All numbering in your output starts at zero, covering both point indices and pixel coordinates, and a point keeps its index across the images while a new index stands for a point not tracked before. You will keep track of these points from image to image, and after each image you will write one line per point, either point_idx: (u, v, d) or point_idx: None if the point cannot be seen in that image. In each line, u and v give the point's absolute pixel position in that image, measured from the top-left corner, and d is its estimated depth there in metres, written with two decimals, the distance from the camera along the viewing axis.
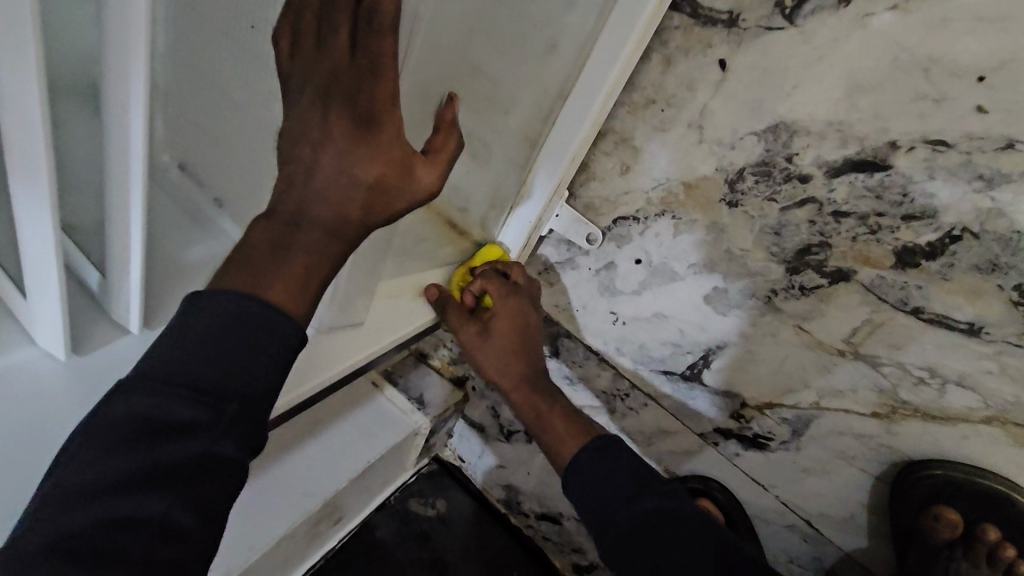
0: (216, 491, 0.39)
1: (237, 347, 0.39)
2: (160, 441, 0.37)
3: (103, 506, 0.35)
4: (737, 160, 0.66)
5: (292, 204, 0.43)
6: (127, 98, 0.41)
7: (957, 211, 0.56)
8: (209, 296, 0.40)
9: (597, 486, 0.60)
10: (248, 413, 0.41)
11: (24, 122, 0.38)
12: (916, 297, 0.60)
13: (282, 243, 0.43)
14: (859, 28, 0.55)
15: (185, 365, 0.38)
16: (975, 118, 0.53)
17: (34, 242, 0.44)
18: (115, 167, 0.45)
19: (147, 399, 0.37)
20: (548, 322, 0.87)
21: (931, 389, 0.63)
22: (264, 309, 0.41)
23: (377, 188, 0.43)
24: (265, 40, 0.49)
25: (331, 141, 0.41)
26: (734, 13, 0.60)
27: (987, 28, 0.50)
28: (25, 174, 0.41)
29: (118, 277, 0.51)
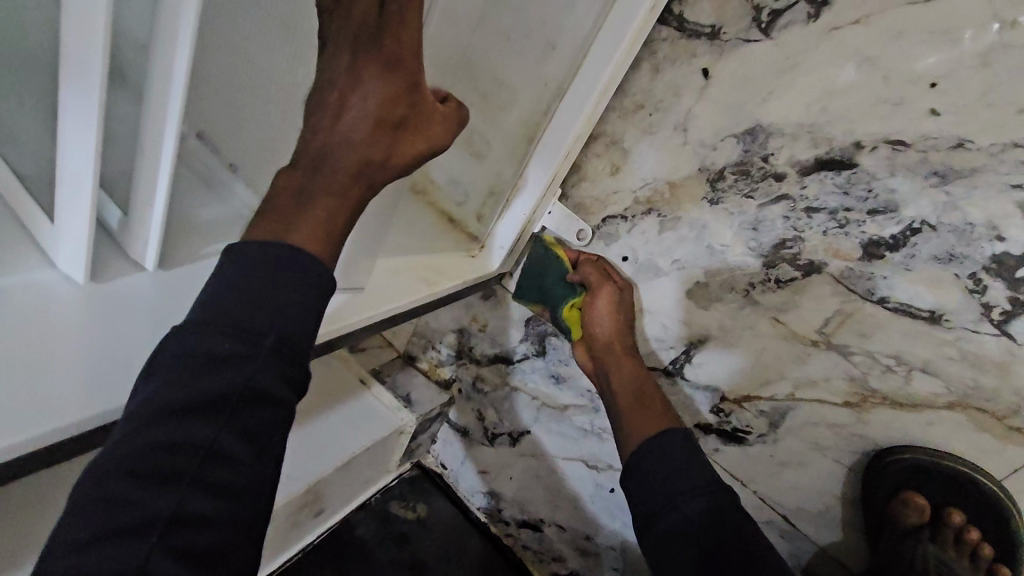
0: (261, 422, 0.41)
1: (274, 289, 0.42)
2: (206, 373, 0.39)
3: (159, 433, 0.38)
4: (718, 160, 0.71)
5: (317, 151, 0.46)
6: (173, 37, 0.44)
7: (916, 205, 0.61)
8: (247, 245, 0.43)
9: (655, 487, 0.64)
10: (284, 350, 0.42)
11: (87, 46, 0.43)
12: (883, 287, 0.65)
13: (303, 189, 0.45)
14: (826, 40, 0.62)
15: (229, 304, 0.41)
16: (929, 120, 0.59)
17: (74, 172, 0.49)
18: (153, 103, 0.48)
19: (197, 338, 0.40)
20: (537, 320, 0.91)
21: (899, 376, 0.66)
22: (296, 257, 0.43)
23: (398, 130, 0.48)
24: (298, 9, 0.54)
25: (358, 85, 0.44)
26: (716, 27, 0.67)
27: (936, 42, 0.57)
28: (78, 99, 0.46)
29: (141, 220, 0.55)
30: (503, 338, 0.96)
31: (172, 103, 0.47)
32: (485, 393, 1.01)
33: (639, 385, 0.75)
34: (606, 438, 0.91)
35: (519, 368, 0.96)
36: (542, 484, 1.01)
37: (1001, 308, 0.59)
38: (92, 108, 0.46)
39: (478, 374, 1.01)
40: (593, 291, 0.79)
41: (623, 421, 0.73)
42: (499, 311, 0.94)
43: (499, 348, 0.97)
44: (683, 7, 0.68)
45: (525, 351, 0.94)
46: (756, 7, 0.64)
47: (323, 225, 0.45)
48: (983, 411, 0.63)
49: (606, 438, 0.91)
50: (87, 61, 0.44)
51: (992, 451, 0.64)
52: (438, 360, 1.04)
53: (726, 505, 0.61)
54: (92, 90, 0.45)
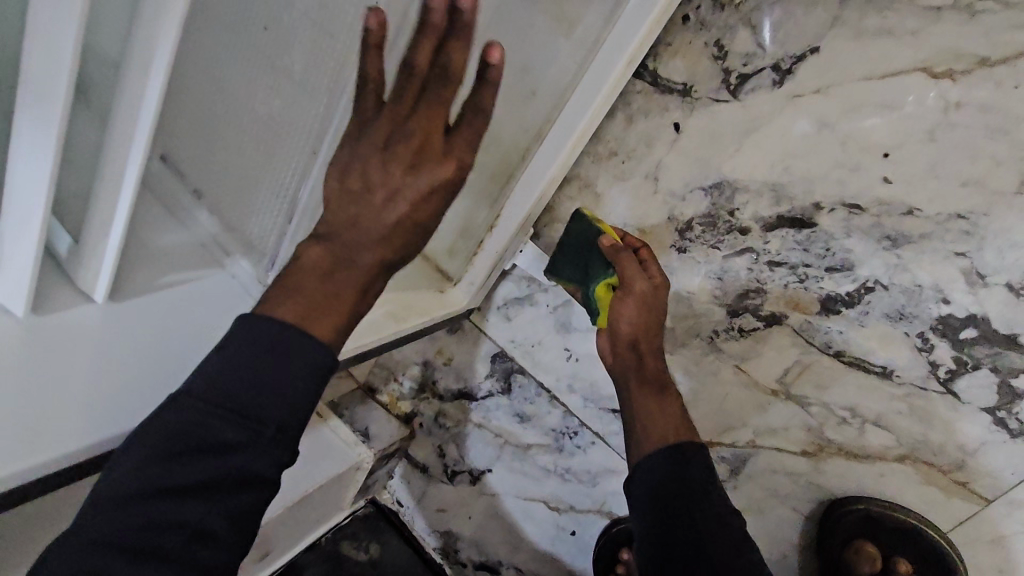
0: (251, 505, 0.40)
1: (278, 372, 0.40)
2: (201, 456, 0.38)
3: (141, 511, 0.37)
4: (687, 211, 0.73)
5: (345, 245, 0.44)
6: (145, 73, 0.43)
7: (869, 265, 0.65)
8: (253, 322, 0.41)
9: (662, 498, 0.56)
10: (285, 440, 0.40)
11: (49, 77, 0.41)
12: (839, 341, 0.67)
13: (333, 277, 0.44)
14: (789, 106, 0.65)
15: (231, 387, 0.39)
16: (881, 186, 0.63)
17: (23, 196, 0.47)
18: (118, 134, 0.47)
19: (194, 417, 0.38)
20: (504, 356, 0.91)
21: (852, 428, 0.69)
22: (305, 341, 0.41)
23: (426, 235, 0.48)
24: (280, 42, 0.53)
25: (414, 189, 0.44)
26: (688, 85, 0.69)
27: (889, 115, 0.61)
28: (32, 128, 0.44)
29: (93, 250, 0.53)
30: (468, 372, 0.94)
31: (140, 132, 0.46)
32: (448, 429, 0.99)
33: (661, 386, 0.65)
34: (569, 479, 0.90)
35: (482, 405, 0.94)
36: (502, 525, 0.98)
37: (946, 367, 0.64)
38: (51, 135, 0.43)
39: (441, 409, 0.98)
40: (625, 286, 0.68)
41: (636, 425, 0.63)
42: (466, 345, 0.93)
43: (464, 383, 0.95)
44: (657, 64, 0.70)
45: (490, 388, 0.93)
46: (725, 69, 0.67)
47: (339, 323, 0.43)
48: (930, 464, 0.67)
49: (567, 479, 0.91)
50: (48, 90, 0.42)
51: (937, 502, 0.67)
52: (400, 393, 1.01)
53: (729, 523, 0.55)
54: (51, 118, 0.43)
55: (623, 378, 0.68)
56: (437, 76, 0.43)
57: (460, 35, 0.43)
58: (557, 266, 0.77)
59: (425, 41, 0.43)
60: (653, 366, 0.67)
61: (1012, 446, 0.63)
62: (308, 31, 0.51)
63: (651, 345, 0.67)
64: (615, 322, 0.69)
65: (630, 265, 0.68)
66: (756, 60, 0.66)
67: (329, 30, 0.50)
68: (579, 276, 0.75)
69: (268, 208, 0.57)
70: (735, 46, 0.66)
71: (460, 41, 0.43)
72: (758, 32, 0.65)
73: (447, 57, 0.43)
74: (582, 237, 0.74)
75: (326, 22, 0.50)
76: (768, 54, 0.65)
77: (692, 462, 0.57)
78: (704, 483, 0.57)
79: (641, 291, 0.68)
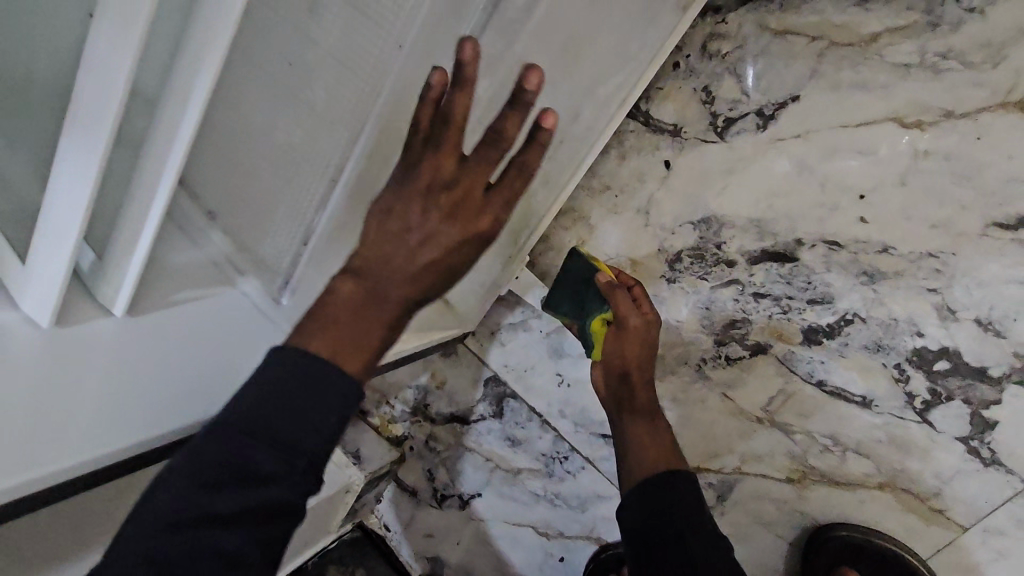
0: (280, 531, 0.43)
1: (311, 410, 0.43)
2: (236, 483, 0.41)
3: (180, 536, 0.40)
4: (676, 243, 0.76)
5: (375, 283, 0.47)
6: (187, 101, 0.46)
7: (848, 298, 0.68)
8: (295, 357, 0.44)
9: (658, 519, 0.58)
10: (316, 471, 0.43)
11: (100, 99, 0.44)
12: (820, 371, 0.71)
13: (361, 314, 0.46)
14: (771, 148, 0.69)
15: (267, 420, 0.42)
16: (858, 226, 0.67)
17: (57, 214, 0.49)
18: (155, 155, 0.49)
19: (232, 447, 0.41)
20: (496, 381, 0.92)
21: (835, 456, 0.72)
22: (343, 378, 0.44)
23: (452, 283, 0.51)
24: (303, 78, 0.56)
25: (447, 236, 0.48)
26: (678, 126, 0.74)
27: (863, 160, 0.66)
28: (76, 147, 0.46)
29: (116, 265, 0.54)
30: (461, 396, 0.95)
31: (174, 158, 0.48)
32: (438, 452, 0.99)
33: (651, 415, 0.67)
34: (558, 504, 0.91)
35: (474, 429, 0.95)
36: (491, 551, 0.98)
37: (922, 398, 0.67)
38: (94, 156, 0.46)
39: (432, 432, 0.99)
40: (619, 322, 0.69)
41: (630, 451, 0.65)
42: (460, 369, 0.95)
43: (456, 407, 0.96)
44: (649, 106, 0.75)
45: (481, 412, 0.94)
46: (713, 113, 0.72)
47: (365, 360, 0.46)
48: (909, 492, 0.69)
49: (557, 505, 0.91)
50: (97, 114, 0.44)
51: (916, 529, 0.70)
52: (391, 415, 1.01)
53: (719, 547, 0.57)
54: (95, 139, 0.45)
55: (615, 405, 0.70)
56: (490, 139, 0.48)
57: (512, 103, 0.46)
58: (553, 299, 0.79)
59: (463, 94, 0.46)
60: (644, 398, 0.68)
61: (984, 475, 0.66)
62: (332, 69, 0.54)
63: (643, 378, 0.69)
64: (608, 353, 0.70)
65: (624, 302, 0.69)
66: (741, 106, 0.70)
67: (353, 68, 0.53)
68: (575, 310, 0.77)
69: (284, 227, 0.61)
70: (722, 92, 0.71)
71: (514, 113, 0.47)
72: (743, 81, 0.69)
73: (500, 124, 0.47)
74: (579, 276, 0.76)
75: (350, 61, 0.53)
76: (752, 101, 0.69)
77: (681, 482, 0.60)
78: (693, 505, 0.59)
79: (634, 327, 0.69)
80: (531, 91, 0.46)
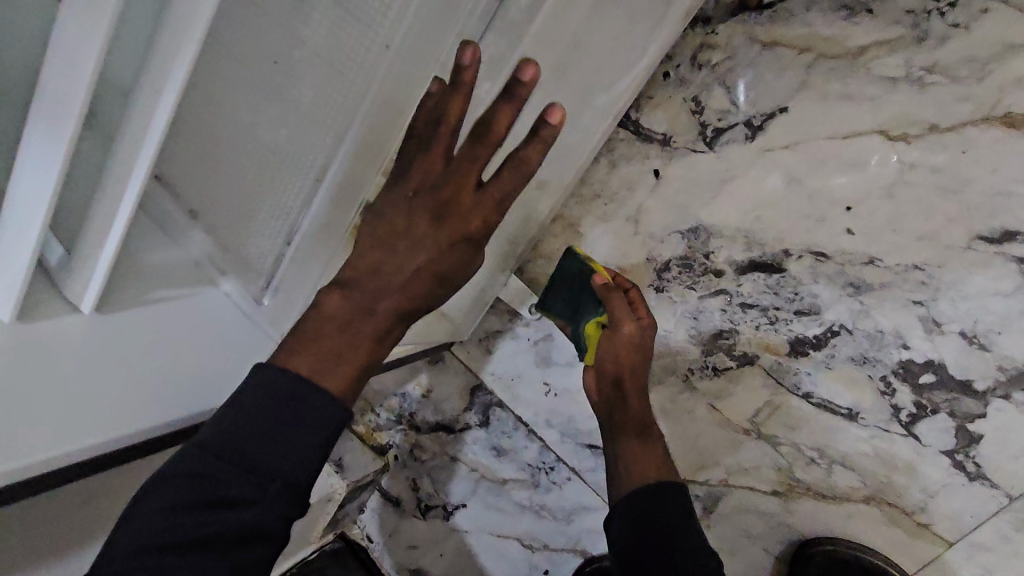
0: (251, 560, 0.42)
1: (285, 430, 0.44)
2: (210, 506, 0.41)
3: (149, 560, 0.40)
4: (665, 252, 0.76)
5: (366, 294, 0.50)
6: (158, 93, 0.46)
7: (835, 309, 0.68)
8: (274, 375, 0.45)
9: (646, 540, 0.57)
10: (291, 495, 0.43)
11: (67, 89, 0.43)
12: (807, 383, 0.70)
13: (352, 324, 0.49)
14: (759, 159, 0.70)
15: (242, 440, 0.43)
16: (845, 237, 0.67)
17: (24, 204, 0.48)
18: (125, 149, 0.49)
19: (205, 468, 0.42)
20: (483, 389, 0.91)
21: (821, 469, 0.71)
22: (321, 395, 0.45)
23: (447, 287, 0.54)
24: (292, 75, 0.55)
25: (437, 239, 0.51)
26: (668, 135, 0.74)
27: (850, 172, 0.66)
28: (42, 137, 0.46)
29: (84, 262, 0.53)
30: (446, 405, 0.94)
31: (147, 146, 0.47)
32: (423, 462, 0.97)
33: (645, 426, 0.66)
34: (543, 516, 0.90)
35: (460, 438, 0.94)
36: (475, 563, 0.97)
37: (908, 410, 0.67)
38: (61, 146, 0.45)
39: (417, 441, 0.97)
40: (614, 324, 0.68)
41: (620, 466, 0.64)
42: (446, 377, 0.93)
43: (442, 416, 0.94)
44: (639, 115, 0.75)
45: (467, 421, 0.93)
46: (702, 122, 0.72)
47: (352, 373, 0.48)
48: (895, 506, 0.69)
49: (542, 516, 0.90)
50: (63, 104, 0.44)
51: (902, 544, 0.70)
52: (376, 423, 0.97)
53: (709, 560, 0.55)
54: (62, 129, 0.45)
55: (608, 412, 0.68)
56: (480, 133, 0.49)
57: (505, 96, 0.49)
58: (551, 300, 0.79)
59: (458, 95, 0.48)
60: (638, 404, 0.66)
61: (970, 489, 0.66)
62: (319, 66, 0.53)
63: (638, 383, 0.67)
64: (603, 358, 0.68)
65: (619, 305, 0.68)
66: (730, 117, 0.70)
67: (337, 68, 0.53)
68: (571, 311, 0.77)
69: (266, 228, 0.60)
70: (711, 103, 0.71)
71: (506, 104, 0.48)
72: (732, 91, 0.70)
73: (491, 117, 0.48)
74: (576, 279, 0.76)
75: (334, 62, 0.52)
76: (741, 112, 0.70)
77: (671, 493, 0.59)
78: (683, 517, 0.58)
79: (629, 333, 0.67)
80: (526, 82, 0.48)
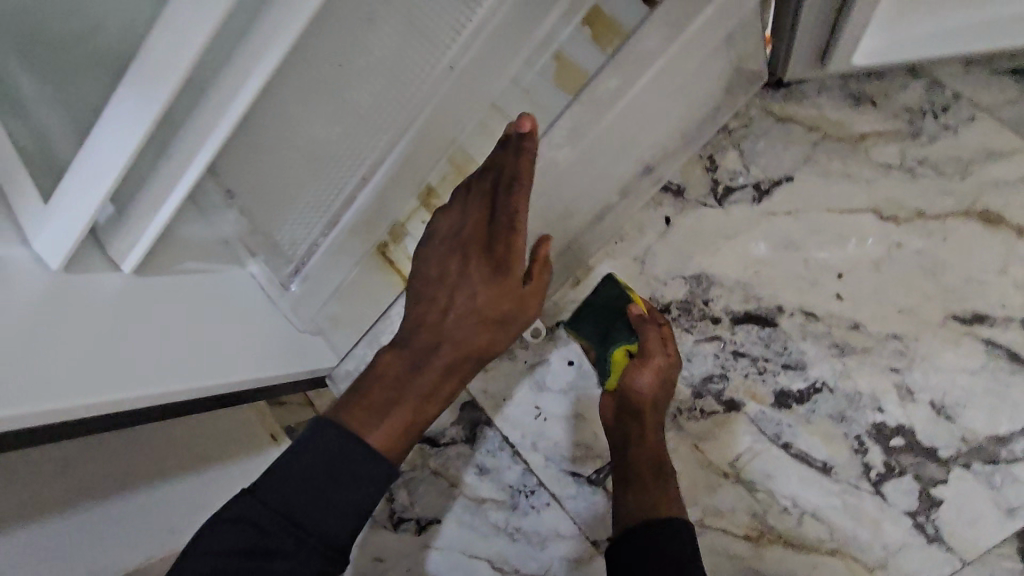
0: None
1: (331, 490, 0.49)
2: (258, 553, 0.47)
3: None
4: (667, 294, 0.79)
5: (417, 352, 0.58)
6: (252, 69, 0.48)
7: (819, 367, 0.73)
8: (330, 433, 0.51)
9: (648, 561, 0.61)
10: (327, 551, 0.49)
11: (172, 53, 0.46)
12: (787, 434, 0.74)
13: (401, 378, 0.56)
14: (763, 220, 0.75)
15: (292, 494, 0.49)
16: (834, 302, 0.73)
17: (101, 157, 0.50)
18: (206, 117, 0.51)
19: (257, 515, 0.48)
20: (473, 406, 0.92)
21: (792, 518, 0.74)
22: (365, 458, 0.51)
23: (495, 341, 0.59)
24: (358, 77, 0.59)
25: (478, 297, 0.58)
26: (681, 186, 0.78)
27: (843, 243, 0.73)
28: (134, 95, 0.48)
29: (137, 220, 0.54)
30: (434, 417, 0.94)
31: (232, 114, 0.50)
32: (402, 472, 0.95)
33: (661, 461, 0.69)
34: (518, 540, 0.91)
35: (444, 451, 0.93)
36: None
37: (877, 470, 0.71)
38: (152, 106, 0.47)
39: None
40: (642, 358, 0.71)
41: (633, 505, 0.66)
42: None
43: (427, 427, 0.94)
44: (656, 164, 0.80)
45: (453, 436, 0.93)
46: (714, 180, 0.77)
47: (400, 426, 0.54)
48: (858, 561, 0.72)
49: (516, 540, 0.91)
50: (164, 66, 0.46)
51: None
52: None
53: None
54: (155, 90, 0.47)
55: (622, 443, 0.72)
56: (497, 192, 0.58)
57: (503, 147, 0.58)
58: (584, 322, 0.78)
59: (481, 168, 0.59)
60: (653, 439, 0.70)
61: (927, 551, 0.70)
62: (387, 73, 0.58)
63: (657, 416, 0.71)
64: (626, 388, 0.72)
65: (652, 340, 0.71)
66: (740, 178, 0.76)
67: (399, 82, 0.58)
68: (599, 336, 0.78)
69: (307, 213, 0.65)
70: (725, 163, 0.77)
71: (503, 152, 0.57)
72: (745, 156, 0.76)
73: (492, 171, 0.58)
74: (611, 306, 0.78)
75: (397, 78, 0.58)
76: (751, 175, 0.76)
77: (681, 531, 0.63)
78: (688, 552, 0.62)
79: (657, 365, 0.71)
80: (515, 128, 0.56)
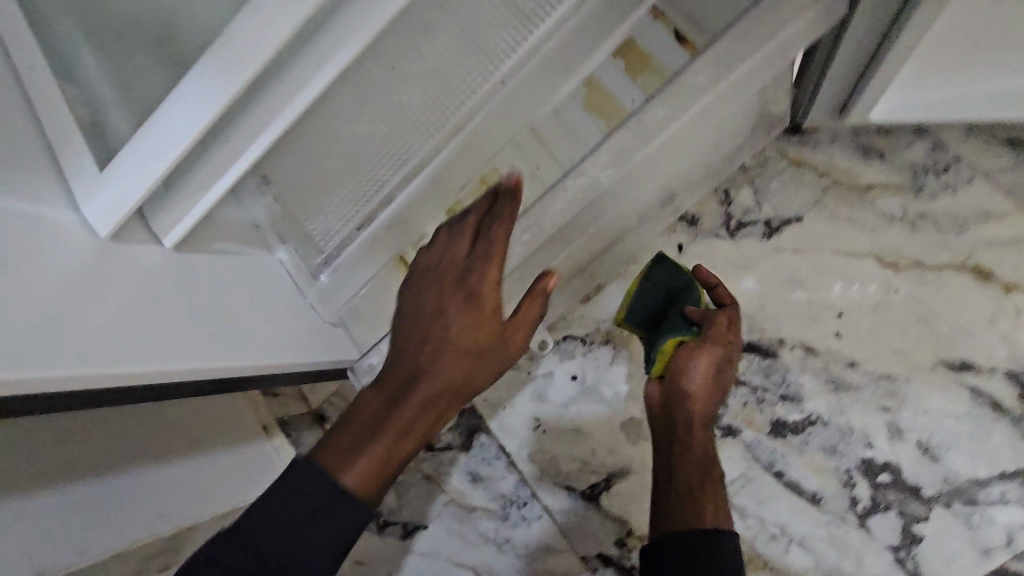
0: None
1: (306, 531, 0.47)
2: None
3: None
4: None
5: (390, 393, 0.54)
6: (324, 63, 0.50)
7: (815, 400, 0.76)
8: (304, 472, 0.48)
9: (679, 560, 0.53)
10: None
11: (254, 42, 0.47)
12: (779, 462, 0.77)
13: (373, 421, 0.52)
14: (772, 255, 0.79)
15: (264, 537, 0.46)
16: (833, 339, 0.77)
17: (167, 134, 0.50)
18: (271, 104, 0.52)
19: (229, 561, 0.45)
20: (471, 413, 0.92)
21: (780, 545, 0.76)
22: (340, 497, 0.48)
23: (472, 373, 0.55)
24: (406, 82, 0.61)
25: (452, 330, 0.55)
26: (695, 217, 0.82)
27: (845, 284, 0.77)
28: (208, 79, 0.49)
29: (187, 196, 0.55)
30: None
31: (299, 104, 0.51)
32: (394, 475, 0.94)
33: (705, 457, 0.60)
34: (505, 550, 0.90)
35: (438, 456, 0.93)
36: None
37: (864, 503, 0.74)
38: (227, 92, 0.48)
39: None
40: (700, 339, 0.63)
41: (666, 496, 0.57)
42: None
43: None
44: None
45: (449, 441, 0.93)
46: (728, 214, 0.81)
47: (369, 472, 0.50)
48: None
49: (504, 551, 0.90)
50: (246, 55, 0.47)
51: None
52: None
53: None
54: (229, 76, 0.48)
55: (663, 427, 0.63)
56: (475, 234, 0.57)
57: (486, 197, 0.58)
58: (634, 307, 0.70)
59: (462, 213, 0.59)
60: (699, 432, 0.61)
61: None
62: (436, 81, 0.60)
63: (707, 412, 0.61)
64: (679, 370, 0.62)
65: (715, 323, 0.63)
66: (753, 214, 0.80)
67: (446, 88, 0.60)
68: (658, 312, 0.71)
69: (341, 207, 0.66)
70: (738, 198, 0.81)
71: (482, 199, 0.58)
72: (758, 193, 0.80)
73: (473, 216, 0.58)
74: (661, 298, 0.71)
75: (445, 84, 0.60)
76: (762, 212, 0.80)
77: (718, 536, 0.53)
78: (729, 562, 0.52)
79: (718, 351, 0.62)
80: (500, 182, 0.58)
